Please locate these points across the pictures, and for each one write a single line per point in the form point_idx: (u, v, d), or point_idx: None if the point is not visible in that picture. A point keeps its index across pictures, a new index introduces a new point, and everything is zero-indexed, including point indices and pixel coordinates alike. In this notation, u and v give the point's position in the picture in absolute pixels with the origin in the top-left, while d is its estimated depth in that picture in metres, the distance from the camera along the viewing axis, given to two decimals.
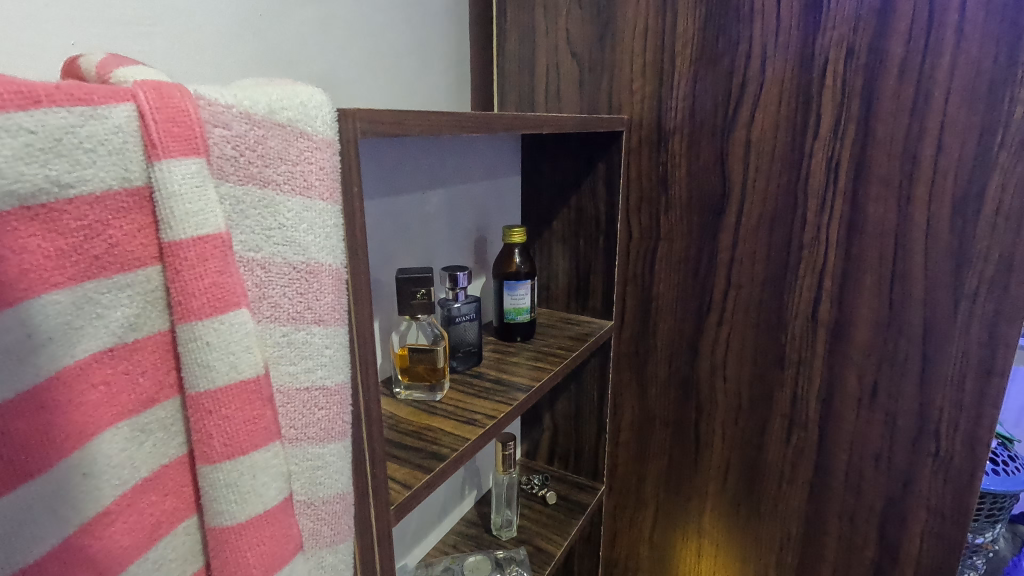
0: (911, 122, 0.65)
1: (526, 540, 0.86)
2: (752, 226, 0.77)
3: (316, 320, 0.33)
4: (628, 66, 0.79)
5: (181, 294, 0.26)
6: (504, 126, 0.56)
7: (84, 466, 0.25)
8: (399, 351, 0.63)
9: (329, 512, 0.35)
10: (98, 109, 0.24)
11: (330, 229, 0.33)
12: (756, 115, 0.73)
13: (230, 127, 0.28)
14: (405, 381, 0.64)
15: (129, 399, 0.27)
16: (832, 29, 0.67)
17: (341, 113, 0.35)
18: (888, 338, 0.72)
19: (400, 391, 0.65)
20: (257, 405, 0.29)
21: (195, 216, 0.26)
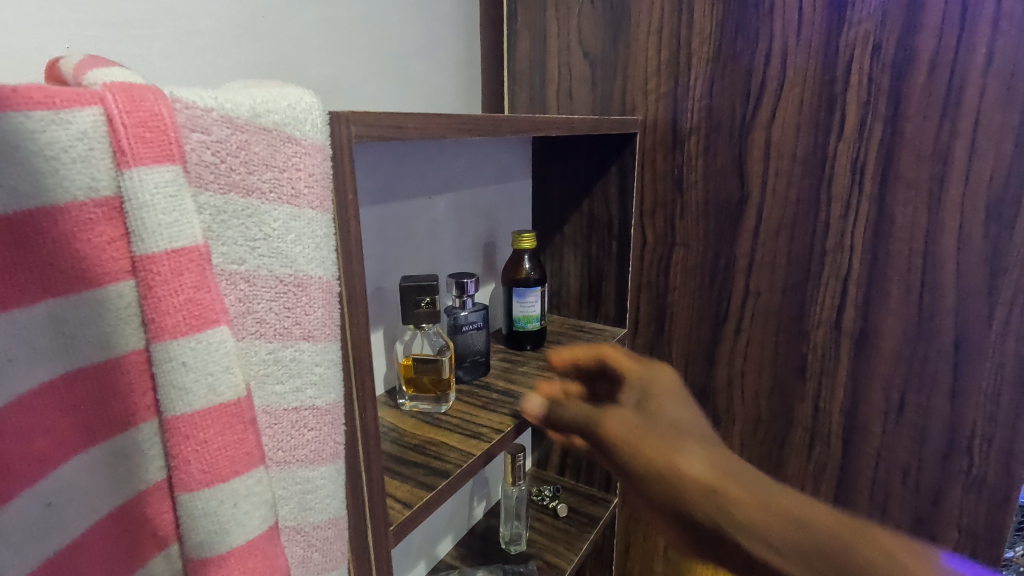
0: (942, 122, 0.62)
1: (536, 554, 0.83)
2: (772, 231, 0.74)
3: (305, 336, 0.31)
4: (643, 65, 0.76)
5: (155, 311, 0.25)
6: (512, 128, 0.54)
7: (48, 496, 0.23)
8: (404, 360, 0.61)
9: (320, 538, 0.33)
10: (62, 114, 0.22)
11: (321, 239, 0.31)
12: (777, 115, 0.70)
13: (210, 131, 0.26)
14: (409, 392, 0.62)
15: (100, 424, 0.25)
16: (857, 24, 0.64)
17: (333, 115, 0.33)
18: (917, 349, 0.68)
19: (404, 402, 0.63)
20: (239, 429, 0.27)
21: (169, 227, 0.25)
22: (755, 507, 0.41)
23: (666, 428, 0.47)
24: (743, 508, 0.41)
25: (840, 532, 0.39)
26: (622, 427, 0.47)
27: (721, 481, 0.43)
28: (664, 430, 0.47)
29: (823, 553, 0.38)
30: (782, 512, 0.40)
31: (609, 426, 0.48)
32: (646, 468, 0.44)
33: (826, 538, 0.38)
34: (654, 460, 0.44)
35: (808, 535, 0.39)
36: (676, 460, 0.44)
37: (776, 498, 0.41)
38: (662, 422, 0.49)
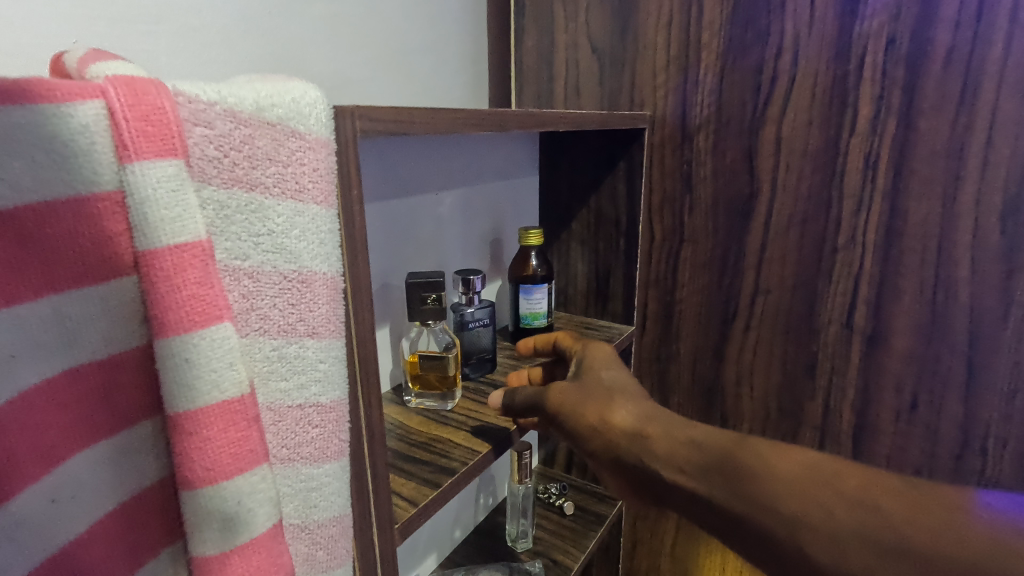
0: (958, 117, 0.61)
1: (542, 552, 0.83)
2: (782, 228, 0.73)
3: (310, 333, 0.31)
4: (651, 60, 0.75)
5: (157, 307, 0.24)
6: (519, 123, 0.53)
7: (52, 492, 0.23)
8: (410, 357, 0.61)
9: (324, 536, 0.33)
10: (63, 107, 0.22)
11: (325, 235, 0.31)
12: (788, 110, 0.69)
13: (213, 125, 0.26)
14: (415, 389, 0.62)
15: (104, 420, 0.25)
16: (871, 18, 0.63)
17: (338, 109, 0.33)
18: (930, 348, 0.67)
19: (410, 399, 0.62)
20: (243, 426, 0.27)
21: (172, 222, 0.24)
22: (664, 440, 0.46)
23: (602, 391, 0.51)
24: (656, 443, 0.46)
25: (727, 449, 0.43)
26: (563, 398, 0.51)
27: (640, 424, 0.48)
28: (601, 389, 0.51)
29: (713, 466, 0.43)
30: (683, 439, 0.45)
31: (552, 398, 0.52)
32: (592, 431, 0.49)
33: (713, 453, 0.44)
34: (590, 419, 0.49)
35: (701, 453, 0.44)
36: (609, 413, 0.49)
37: (680, 431, 0.46)
38: (601, 385, 0.52)
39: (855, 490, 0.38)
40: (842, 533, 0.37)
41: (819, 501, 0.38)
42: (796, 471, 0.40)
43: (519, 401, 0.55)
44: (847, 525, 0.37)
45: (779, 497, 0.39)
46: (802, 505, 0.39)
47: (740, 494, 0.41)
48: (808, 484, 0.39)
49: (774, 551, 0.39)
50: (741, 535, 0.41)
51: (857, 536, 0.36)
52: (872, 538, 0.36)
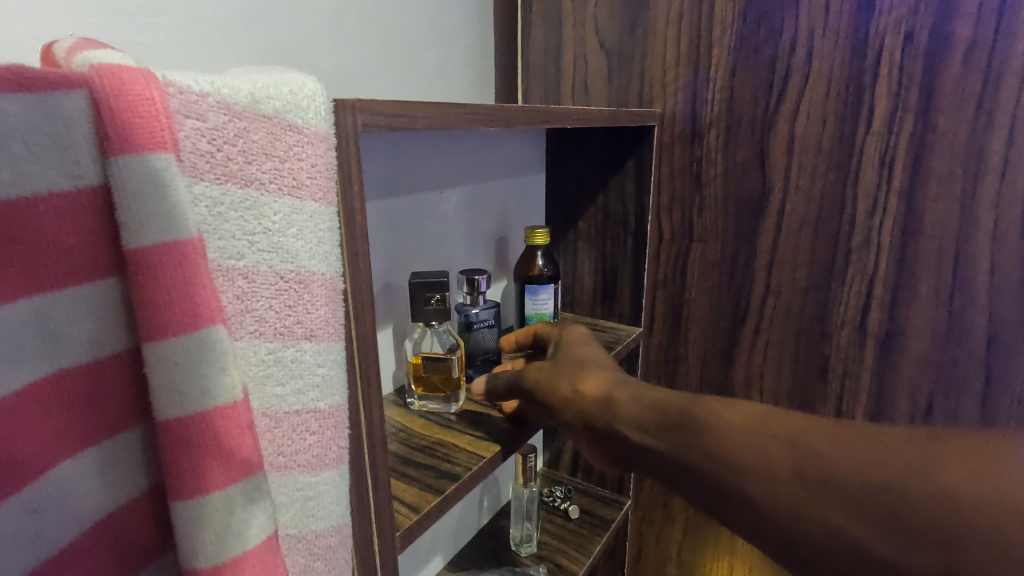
0: (978, 114, 0.59)
1: (547, 557, 0.82)
2: (795, 228, 0.71)
3: (308, 335, 0.29)
4: (661, 56, 0.73)
5: (145, 308, 0.23)
6: (526, 119, 0.52)
7: (34, 503, 0.22)
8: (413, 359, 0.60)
9: (323, 546, 0.32)
10: (46, 97, 0.20)
11: (323, 233, 0.30)
12: (802, 107, 0.67)
13: (206, 118, 0.25)
14: (418, 391, 0.61)
15: (92, 427, 0.23)
16: (888, 12, 0.61)
17: (338, 103, 0.31)
18: (947, 351, 0.66)
19: (413, 402, 0.61)
20: (236, 433, 0.26)
21: (160, 219, 0.23)
22: (629, 404, 0.46)
23: (573, 364, 0.52)
24: (621, 408, 0.46)
25: (684, 407, 0.43)
26: (539, 374, 0.52)
27: (608, 390, 0.48)
28: (572, 364, 0.52)
29: (670, 424, 0.42)
30: (646, 402, 0.45)
31: (529, 375, 0.53)
32: (564, 401, 0.50)
33: (673, 412, 0.43)
34: (563, 390, 0.50)
35: (661, 414, 0.43)
36: (579, 384, 0.49)
37: (643, 393, 0.46)
38: (572, 360, 0.52)
39: (802, 434, 0.36)
40: (787, 476, 0.36)
41: (765, 449, 0.37)
42: (745, 421, 0.39)
43: (502, 385, 0.56)
44: (792, 468, 0.36)
45: (729, 448, 0.38)
46: (750, 453, 0.37)
47: (693, 448, 0.40)
48: (755, 431, 0.38)
49: (728, 501, 0.38)
50: (698, 490, 0.40)
51: (800, 478, 0.35)
52: (813, 479, 0.35)
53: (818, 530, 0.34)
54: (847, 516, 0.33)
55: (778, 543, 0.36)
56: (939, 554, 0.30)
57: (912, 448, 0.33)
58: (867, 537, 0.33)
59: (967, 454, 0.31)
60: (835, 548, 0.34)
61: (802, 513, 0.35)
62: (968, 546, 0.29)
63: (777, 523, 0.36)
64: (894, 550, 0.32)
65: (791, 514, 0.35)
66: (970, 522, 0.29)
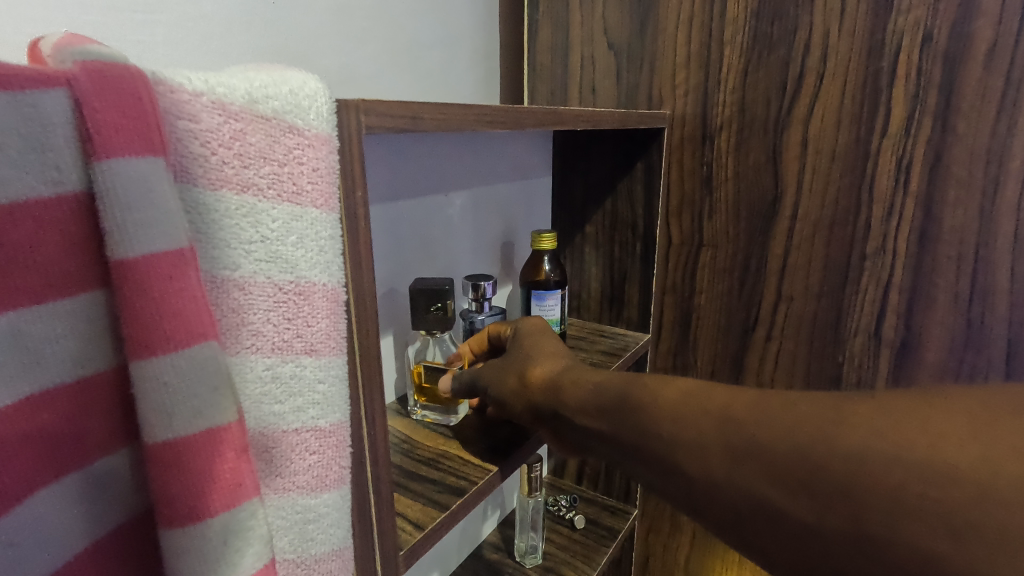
0: (999, 117, 0.57)
1: (552, 568, 0.80)
2: (807, 233, 0.69)
3: (308, 350, 0.28)
4: (671, 57, 0.72)
5: (132, 324, 0.22)
6: (535, 121, 0.50)
7: (12, 534, 0.20)
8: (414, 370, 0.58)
9: (323, 571, 0.30)
10: (23, 96, 0.19)
11: (324, 242, 0.28)
12: (816, 109, 0.65)
13: (199, 119, 0.23)
14: (421, 400, 0.59)
15: (72, 452, 0.22)
16: (906, 11, 0.59)
17: (340, 104, 0.30)
18: (965, 360, 0.64)
19: (415, 411, 0.60)
20: (230, 457, 0.24)
21: (147, 228, 0.21)
22: (575, 389, 0.44)
23: (523, 355, 0.50)
24: (567, 392, 0.44)
25: (625, 388, 0.40)
26: (490, 370, 0.51)
27: (556, 376, 0.46)
28: (521, 355, 0.50)
29: (612, 406, 0.40)
30: (589, 386, 0.43)
31: (483, 372, 0.52)
32: (515, 393, 0.48)
33: (614, 393, 0.41)
34: (511, 383, 0.49)
35: (605, 397, 0.41)
36: (529, 372, 0.48)
37: (588, 377, 0.44)
38: (520, 352, 0.51)
39: (729, 405, 0.34)
40: (713, 445, 0.34)
41: (693, 421, 0.35)
42: (679, 397, 0.37)
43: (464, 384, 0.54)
44: (719, 439, 0.33)
45: (660, 422, 0.37)
46: (681, 424, 0.35)
47: (632, 426, 0.38)
48: (684, 405, 0.36)
49: (661, 473, 0.36)
50: (637, 467, 0.38)
51: (725, 447, 0.33)
52: (740, 449, 0.32)
53: (743, 498, 0.32)
54: (766, 481, 0.31)
55: (708, 518, 0.34)
56: (848, 514, 0.28)
57: (834, 412, 0.30)
58: (784, 502, 0.30)
59: (883, 415, 0.29)
60: (757, 516, 0.31)
61: (729, 481, 0.33)
62: (875, 507, 0.27)
63: (705, 494, 0.34)
64: (811, 516, 0.29)
65: (717, 484, 0.33)
66: (884, 482, 0.27)
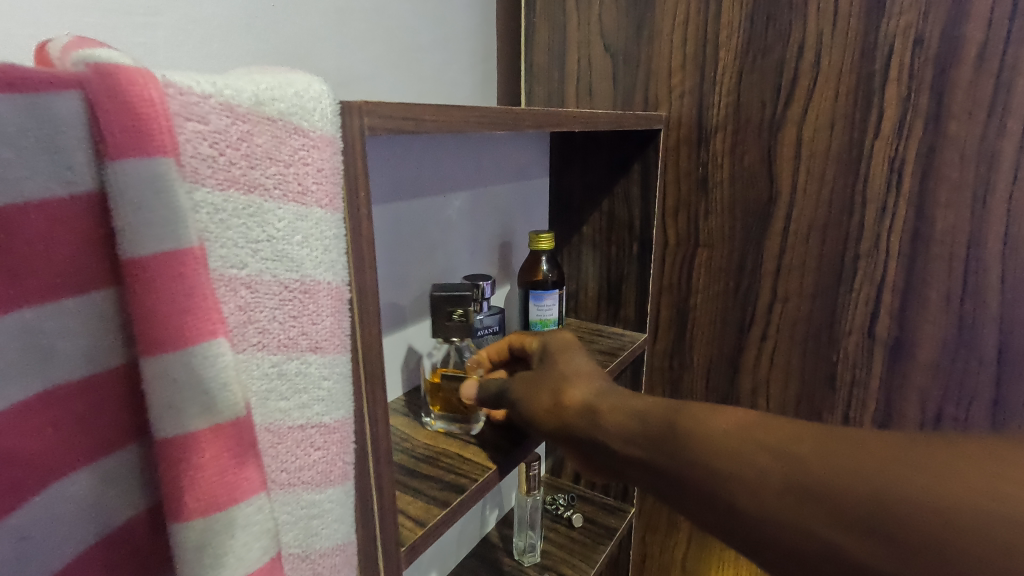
0: (989, 120, 0.58)
1: (550, 567, 0.80)
2: (802, 233, 0.70)
3: (313, 347, 0.28)
4: (667, 59, 0.72)
5: (143, 321, 0.22)
6: (533, 123, 0.51)
7: (24, 528, 0.20)
8: (433, 377, 0.58)
9: (327, 566, 0.31)
10: (36, 99, 0.19)
11: (329, 241, 0.28)
12: (810, 111, 0.66)
13: (207, 120, 0.23)
14: (438, 411, 0.58)
15: (83, 447, 0.22)
16: (898, 15, 0.60)
17: (344, 106, 0.30)
18: (957, 359, 0.65)
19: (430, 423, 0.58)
20: (237, 452, 0.24)
21: (159, 227, 0.22)
22: (614, 414, 0.43)
23: (556, 374, 0.49)
24: (606, 417, 0.44)
25: (672, 418, 0.40)
26: (522, 385, 0.50)
27: (593, 400, 0.45)
28: (557, 375, 0.49)
29: (657, 435, 0.40)
30: (630, 412, 0.43)
31: (516, 386, 0.50)
32: (548, 412, 0.47)
33: (658, 421, 0.41)
34: (545, 402, 0.47)
35: (648, 424, 0.41)
36: (561, 393, 0.47)
37: (630, 403, 0.44)
38: (555, 372, 0.49)
39: (791, 444, 0.35)
40: (775, 483, 0.34)
41: (752, 457, 0.36)
42: (734, 430, 0.37)
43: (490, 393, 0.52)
44: (777, 479, 0.34)
45: (714, 456, 0.37)
46: (740, 463, 0.36)
47: (682, 458, 0.38)
48: (742, 440, 0.36)
49: (717, 510, 0.36)
50: (686, 500, 0.38)
51: (787, 486, 0.34)
52: (803, 489, 0.33)
53: (806, 539, 0.33)
54: (832, 523, 0.32)
55: (765, 555, 0.35)
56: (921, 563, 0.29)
57: (903, 456, 0.31)
58: (851, 545, 0.31)
59: (955, 463, 0.30)
60: (822, 559, 0.32)
61: (791, 520, 0.33)
62: (952, 558, 0.28)
63: (766, 531, 0.34)
64: (878, 559, 0.30)
65: (780, 523, 0.34)
66: (961, 533, 0.28)
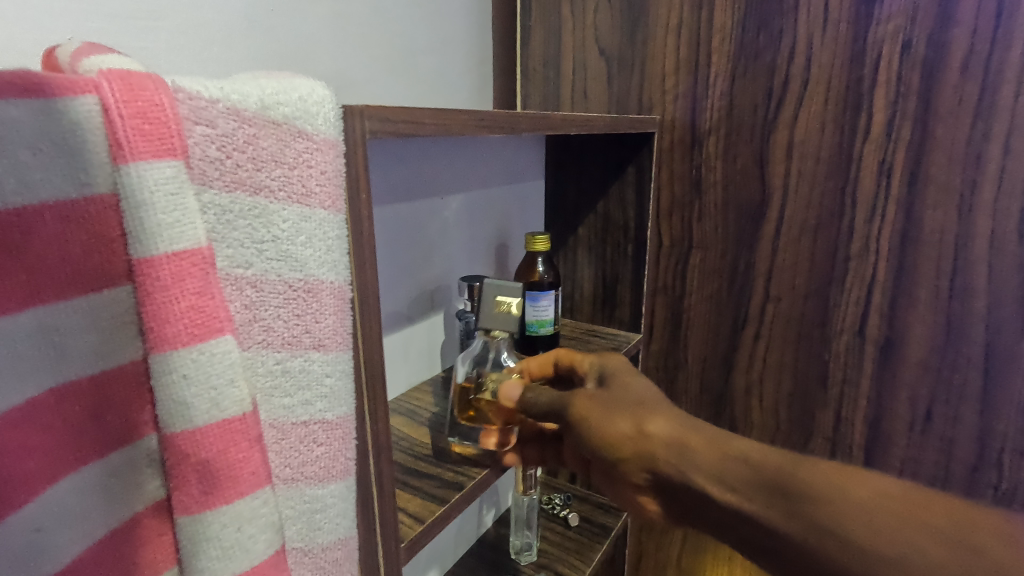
0: (975, 123, 0.60)
1: (547, 565, 0.81)
2: (794, 234, 0.71)
3: (316, 345, 0.29)
4: (661, 63, 0.73)
5: (154, 320, 0.23)
6: (530, 126, 0.51)
7: (37, 520, 0.21)
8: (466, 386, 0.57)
9: (329, 560, 0.31)
10: (53, 103, 0.20)
11: (332, 242, 0.29)
12: (801, 114, 0.67)
13: (215, 124, 0.24)
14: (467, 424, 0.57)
15: (93, 442, 0.23)
16: (886, 21, 0.61)
17: (346, 110, 0.31)
18: (946, 358, 0.66)
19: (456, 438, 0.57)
20: (244, 447, 0.25)
21: (170, 228, 0.23)
22: (717, 456, 0.45)
23: (635, 401, 0.49)
24: (703, 456, 0.46)
25: (788, 470, 0.43)
26: (586, 407, 0.49)
27: (684, 435, 0.47)
28: (634, 400, 0.49)
29: (773, 489, 0.42)
30: (734, 454, 0.45)
31: (579, 405, 0.50)
32: (628, 439, 0.48)
33: (773, 473, 0.43)
34: (622, 428, 0.48)
35: (761, 475, 0.43)
36: (646, 425, 0.48)
37: (735, 448, 0.45)
38: (630, 396, 0.50)
39: (931, 523, 0.38)
40: (915, 559, 0.37)
41: (892, 531, 0.38)
42: (868, 497, 0.40)
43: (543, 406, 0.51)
44: (906, 551, 0.37)
45: (848, 524, 0.39)
46: (878, 535, 0.38)
47: (807, 519, 0.40)
48: (876, 512, 0.39)
49: None
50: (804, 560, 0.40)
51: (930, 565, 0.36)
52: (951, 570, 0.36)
53: None
54: None
55: None
56: None
57: None
58: None
59: None
60: None
61: None
62: None
63: None
64: None
65: None
66: None
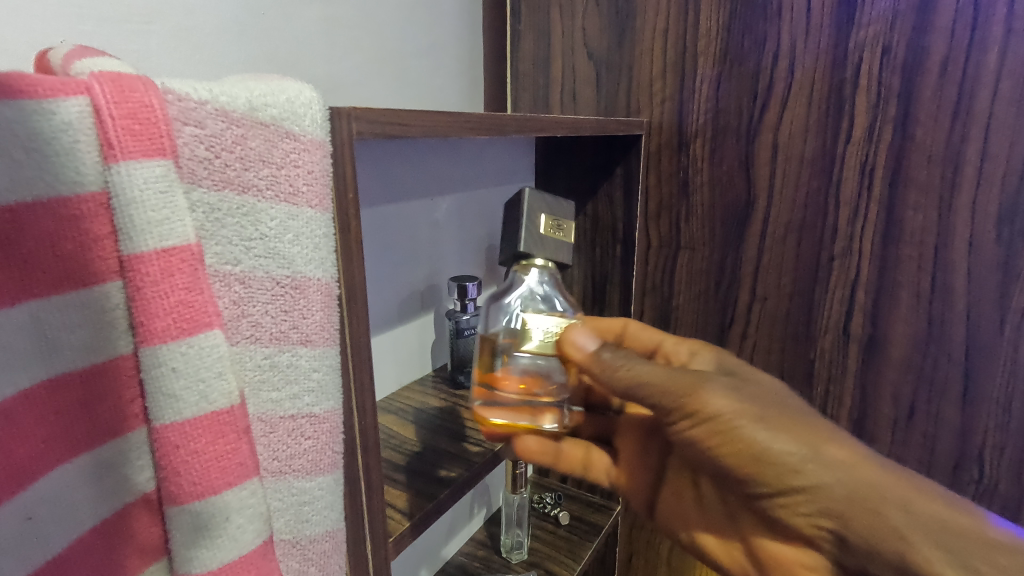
0: (954, 125, 0.61)
1: (537, 564, 0.81)
2: (779, 235, 0.72)
3: (303, 341, 0.30)
4: (648, 66, 0.75)
5: (144, 314, 0.23)
6: (517, 128, 0.52)
7: (29, 509, 0.22)
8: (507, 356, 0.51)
9: (317, 552, 0.32)
10: (45, 103, 0.21)
11: (320, 240, 0.30)
12: (785, 116, 0.69)
13: (204, 125, 0.25)
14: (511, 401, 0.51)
15: (84, 434, 0.23)
16: (867, 25, 0.63)
17: (334, 111, 0.31)
18: (927, 356, 0.67)
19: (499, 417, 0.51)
20: (232, 438, 0.26)
21: (160, 225, 0.23)
22: (945, 524, 0.41)
23: (823, 427, 0.46)
24: (923, 510, 0.42)
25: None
26: (717, 391, 0.46)
27: (898, 483, 0.43)
28: (800, 415, 0.47)
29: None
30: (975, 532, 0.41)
31: (705, 390, 0.46)
32: (802, 448, 0.44)
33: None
34: (797, 437, 0.45)
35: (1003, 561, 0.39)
36: (840, 454, 0.44)
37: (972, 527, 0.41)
38: (795, 410, 0.47)
39: None
40: None
41: None
42: None
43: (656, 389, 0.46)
44: None
45: None
46: None
47: None
48: None
49: None
50: None
51: None
52: None
53: None
54: None
55: None
56: None
57: None
58: None
59: None
60: None
61: None
62: None
63: None
64: None
65: None
66: None
